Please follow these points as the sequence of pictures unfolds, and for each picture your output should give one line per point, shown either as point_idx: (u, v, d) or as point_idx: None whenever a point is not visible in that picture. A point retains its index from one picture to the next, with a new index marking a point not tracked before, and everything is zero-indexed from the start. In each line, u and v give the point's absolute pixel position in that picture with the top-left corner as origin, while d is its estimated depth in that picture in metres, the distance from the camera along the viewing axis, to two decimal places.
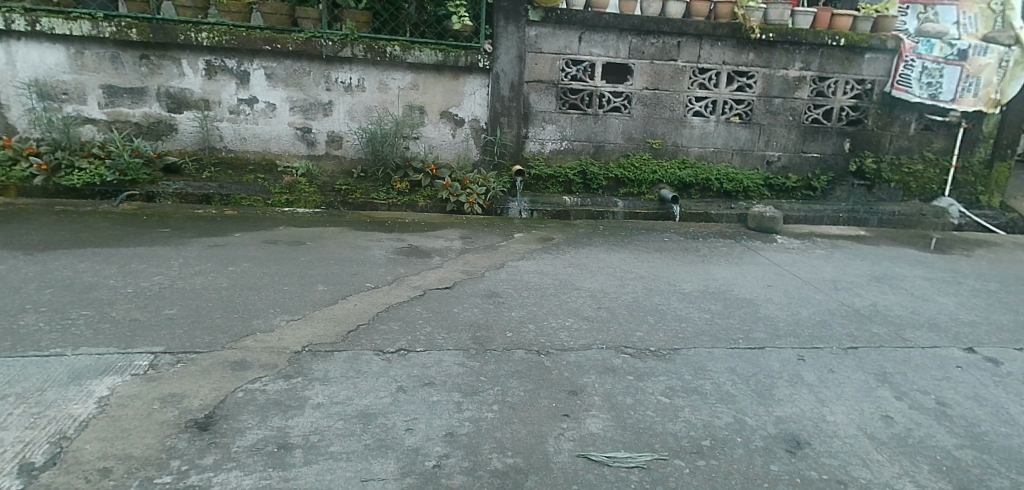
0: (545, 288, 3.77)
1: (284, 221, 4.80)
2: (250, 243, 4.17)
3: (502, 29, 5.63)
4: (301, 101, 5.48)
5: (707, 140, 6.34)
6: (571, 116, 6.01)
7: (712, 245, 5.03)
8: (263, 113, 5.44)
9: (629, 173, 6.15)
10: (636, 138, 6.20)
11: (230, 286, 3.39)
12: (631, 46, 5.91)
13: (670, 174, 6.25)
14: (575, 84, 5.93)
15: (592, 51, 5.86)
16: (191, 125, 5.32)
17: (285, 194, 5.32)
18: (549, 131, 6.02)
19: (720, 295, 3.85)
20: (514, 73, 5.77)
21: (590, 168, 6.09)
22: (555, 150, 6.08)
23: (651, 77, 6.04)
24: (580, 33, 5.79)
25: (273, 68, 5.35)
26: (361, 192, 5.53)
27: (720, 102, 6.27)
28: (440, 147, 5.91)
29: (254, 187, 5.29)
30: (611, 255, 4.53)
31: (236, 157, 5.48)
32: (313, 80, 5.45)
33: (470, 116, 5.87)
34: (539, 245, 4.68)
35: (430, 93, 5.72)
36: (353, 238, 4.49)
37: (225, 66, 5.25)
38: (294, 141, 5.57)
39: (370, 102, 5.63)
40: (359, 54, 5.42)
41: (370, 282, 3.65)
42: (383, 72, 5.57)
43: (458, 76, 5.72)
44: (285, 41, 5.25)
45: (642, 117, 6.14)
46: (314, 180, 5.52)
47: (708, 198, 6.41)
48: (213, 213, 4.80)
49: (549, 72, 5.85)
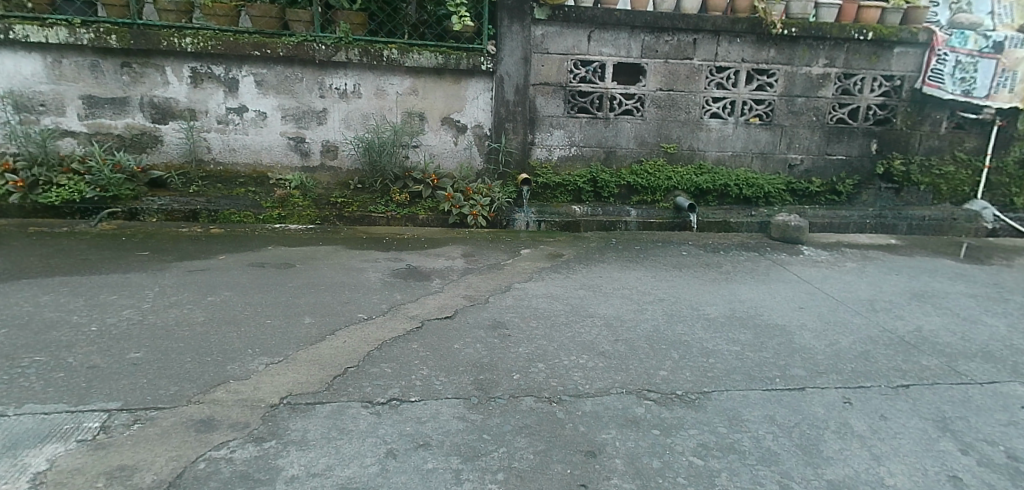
0: (556, 316, 3.41)
1: (274, 239, 4.46)
2: (235, 266, 3.84)
3: (507, 28, 5.27)
4: (293, 109, 5.16)
5: (725, 144, 5.95)
6: (580, 121, 5.65)
7: (734, 260, 4.65)
8: (252, 122, 5.12)
9: (643, 180, 5.78)
10: (650, 142, 5.83)
11: (207, 321, 3.07)
12: (644, 44, 5.54)
13: (686, 180, 5.87)
14: (584, 86, 5.56)
15: (602, 51, 5.49)
16: (177, 136, 5.01)
17: (277, 208, 4.99)
18: (556, 137, 5.65)
19: (749, 322, 3.49)
20: (519, 75, 5.41)
21: (601, 175, 5.72)
22: (564, 157, 5.73)
23: (666, 77, 5.66)
24: (590, 31, 5.42)
25: (263, 74, 5.02)
26: (357, 204, 5.20)
27: (739, 103, 5.87)
28: (442, 156, 5.57)
29: (244, 201, 4.97)
30: (626, 273, 4.17)
31: (225, 170, 5.17)
32: (305, 86, 5.12)
33: (473, 122, 5.52)
34: (547, 263, 4.33)
35: (430, 98, 5.38)
36: (347, 259, 4.15)
37: (211, 73, 4.93)
38: (287, 152, 5.24)
39: (367, 109, 5.29)
40: (354, 58, 5.08)
41: (363, 312, 3.31)
42: (380, 77, 5.23)
43: (460, 80, 5.38)
44: (274, 46, 4.92)
45: (656, 120, 5.77)
46: (308, 193, 5.19)
47: (726, 205, 6.03)
48: (198, 232, 4.48)
49: (557, 74, 5.48)
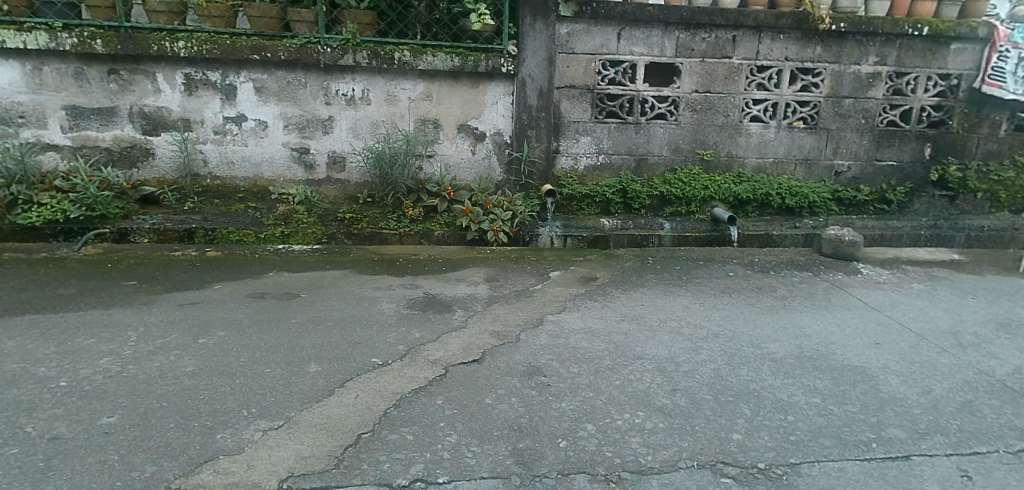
0: (599, 358, 2.95)
1: (277, 263, 4.02)
2: (230, 299, 3.40)
3: (529, 27, 4.81)
4: (297, 117, 4.73)
5: (766, 149, 5.47)
6: (608, 126, 5.18)
7: (788, 282, 4.16)
8: (252, 132, 4.69)
9: (676, 189, 5.32)
10: (684, 149, 5.36)
11: (195, 371, 2.63)
12: (679, 43, 5.07)
13: (723, 189, 5.39)
14: (613, 88, 5.09)
15: (634, 50, 5.02)
16: (170, 149, 4.59)
17: (280, 226, 4.55)
18: (583, 144, 5.19)
19: (820, 364, 3.02)
20: (543, 77, 4.95)
21: (631, 185, 5.26)
22: (591, 166, 5.27)
23: (702, 78, 5.18)
24: (620, 29, 4.95)
25: (263, 80, 4.59)
26: (368, 220, 4.75)
27: (782, 105, 5.37)
28: (459, 167, 5.12)
29: (245, 218, 4.54)
30: (671, 301, 3.70)
31: (224, 185, 4.76)
32: (310, 92, 4.69)
33: (492, 129, 5.06)
34: (581, 288, 3.86)
35: (445, 104, 4.93)
36: (357, 287, 3.70)
37: (207, 80, 4.51)
38: (290, 164, 4.83)
39: (377, 117, 4.85)
40: (363, 61, 4.64)
41: (376, 355, 2.86)
42: (391, 81, 4.79)
43: (478, 83, 4.92)
44: (275, 49, 4.49)
45: (691, 125, 5.30)
46: (314, 208, 4.76)
47: (767, 217, 5.54)
48: (192, 256, 4.04)
49: (583, 76, 5.02)
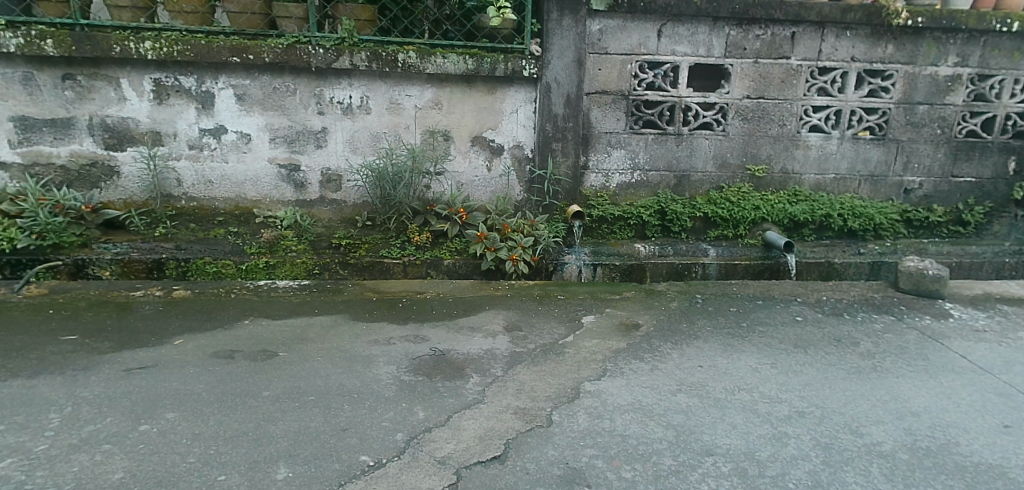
0: (658, 454, 2.25)
1: (255, 304, 3.37)
2: (191, 360, 2.76)
3: (555, 23, 4.12)
4: (285, 129, 4.09)
5: (825, 164, 4.76)
6: (645, 138, 4.49)
7: (870, 332, 3.44)
8: (233, 147, 4.06)
9: (723, 210, 4.60)
10: (732, 164, 4.66)
11: (125, 482, 1.98)
12: (728, 41, 4.36)
13: (777, 209, 4.67)
14: (651, 94, 4.39)
15: (676, 50, 4.33)
16: (136, 166, 3.96)
17: (265, 255, 3.91)
18: (615, 159, 4.50)
19: (946, 463, 2.31)
20: (571, 82, 4.25)
21: (671, 205, 4.56)
22: (624, 184, 4.58)
23: (754, 82, 4.48)
24: (660, 25, 4.25)
25: (246, 86, 3.96)
26: (366, 247, 4.09)
27: (847, 112, 4.65)
28: (472, 185, 4.47)
29: (225, 247, 3.90)
30: (734, 360, 3.00)
31: (201, 208, 4.14)
32: (300, 101, 4.05)
33: (511, 142, 4.38)
34: (622, 341, 3.16)
35: (457, 113, 4.26)
36: (349, 340, 3.03)
37: (179, 86, 3.88)
38: (277, 183, 4.19)
39: (378, 128, 4.21)
40: (361, 64, 3.98)
41: (365, 452, 2.19)
42: (394, 86, 4.13)
43: (495, 89, 4.24)
44: (259, 50, 3.85)
45: (741, 136, 4.60)
46: (305, 234, 4.11)
47: (826, 241, 4.82)
48: (155, 296, 3.39)
49: (617, 80, 4.33)
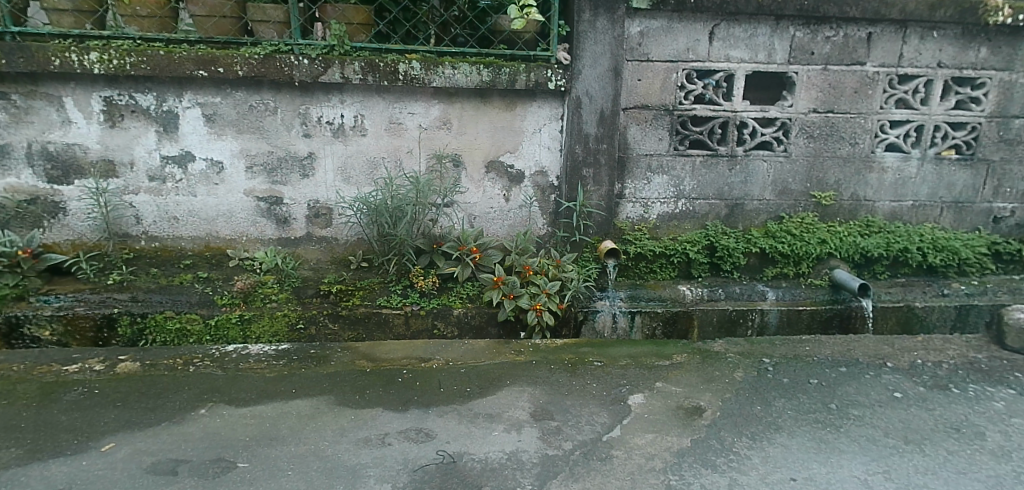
0: None
1: (218, 383, 2.70)
2: (119, 479, 2.08)
3: (588, 24, 3.42)
4: (264, 156, 3.43)
5: (903, 189, 4.04)
6: (692, 160, 3.79)
7: (993, 418, 2.71)
8: (201, 177, 3.40)
9: (784, 245, 3.89)
10: (794, 190, 3.97)
11: None
12: (793, 44, 3.67)
13: (847, 243, 3.95)
14: (700, 109, 3.71)
15: (730, 56, 3.64)
16: (85, 202, 3.31)
17: (238, 307, 3.24)
18: (655, 186, 3.81)
19: None
20: (606, 96, 3.55)
21: (722, 240, 3.87)
22: (667, 214, 3.89)
23: (823, 93, 3.80)
24: (713, 26, 3.57)
25: (216, 105, 3.30)
26: (361, 296, 3.41)
27: (930, 128, 3.92)
28: (487, 217, 3.78)
29: (191, 297, 3.24)
30: (834, 469, 2.30)
31: (165, 249, 3.49)
32: (281, 121, 3.39)
33: (534, 167, 3.70)
34: (683, 435, 2.46)
35: (470, 133, 3.58)
36: (333, 440, 2.35)
37: (135, 106, 3.22)
38: (255, 219, 3.52)
39: (376, 153, 3.54)
40: (354, 77, 3.31)
41: None
42: (395, 103, 3.47)
43: (515, 104, 3.56)
44: (230, 62, 3.18)
45: (805, 157, 3.91)
46: (287, 279, 3.44)
47: (902, 280, 4.08)
48: (95, 371, 2.72)
49: (660, 92, 3.63)
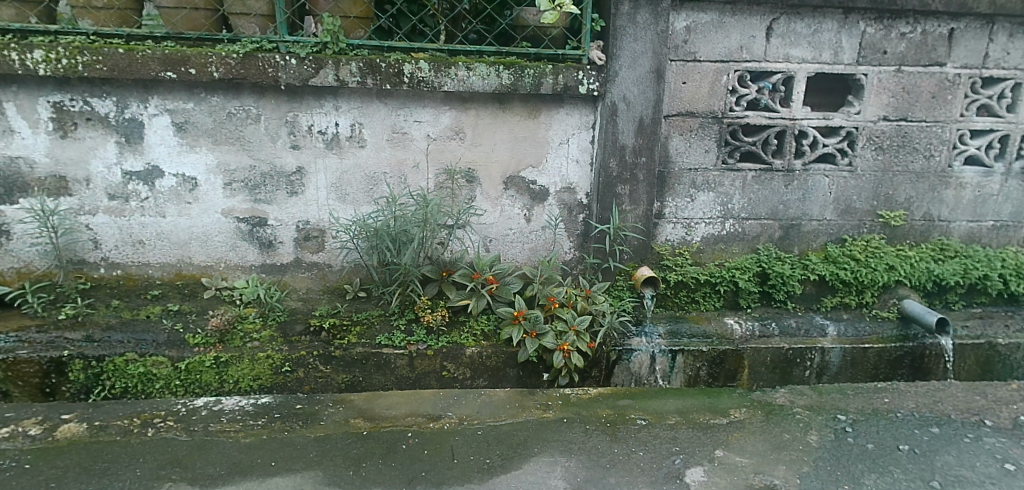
0: None
1: (179, 454, 2.19)
2: None
3: (626, 17, 2.93)
4: (245, 170, 2.94)
5: (982, 208, 3.57)
6: (742, 176, 3.32)
7: None
8: (171, 195, 2.91)
9: (847, 272, 3.38)
10: (858, 209, 3.49)
11: None
12: (863, 41, 3.22)
13: (918, 269, 3.44)
14: (754, 116, 3.25)
15: (790, 55, 3.19)
16: (31, 225, 2.83)
17: (214, 348, 2.73)
18: (700, 205, 3.33)
19: None
20: (645, 102, 3.06)
21: (775, 265, 3.37)
22: (712, 237, 3.40)
23: (895, 99, 3.34)
24: (771, 21, 3.11)
25: (188, 112, 2.81)
26: (358, 333, 2.91)
27: (1016, 139, 3.46)
28: (505, 241, 3.29)
29: (158, 336, 2.73)
30: None
31: (130, 277, 2.99)
32: (265, 131, 2.90)
33: (560, 183, 3.21)
34: None
35: (486, 144, 3.09)
36: None
37: (91, 112, 2.74)
38: (235, 244, 3.03)
39: (377, 167, 3.05)
40: (352, 80, 2.82)
41: None
42: (399, 109, 2.97)
43: (538, 111, 3.07)
44: (203, 61, 2.69)
45: (871, 172, 3.44)
46: (271, 313, 2.94)
47: (979, 311, 3.55)
48: (28, 439, 2.22)
49: (708, 97, 3.17)
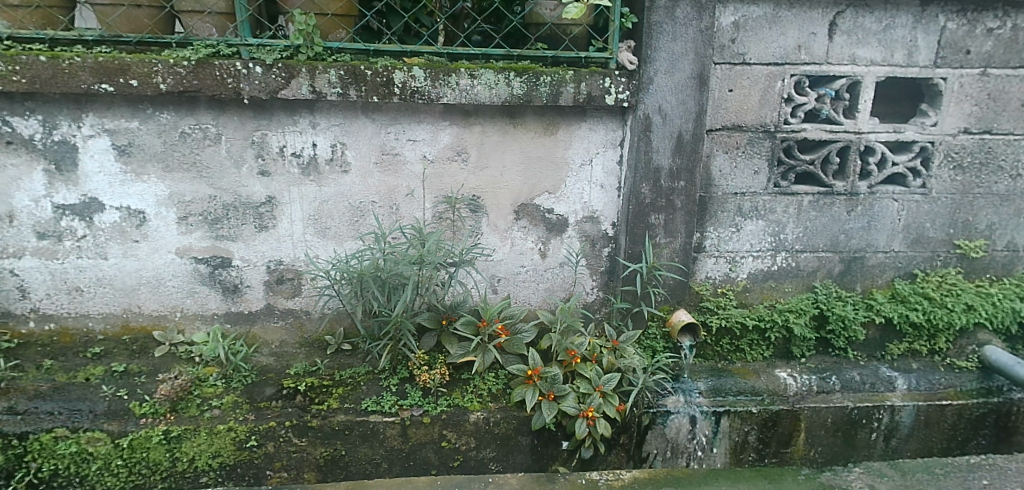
0: None
1: None
2: None
3: (663, 11, 2.40)
4: (203, 203, 2.44)
5: None
6: (797, 200, 2.79)
7: None
8: (114, 232, 2.42)
9: (919, 314, 2.86)
10: (931, 238, 2.95)
11: None
12: (944, 39, 2.66)
13: (1002, 310, 2.91)
14: (813, 130, 2.71)
15: (857, 56, 2.64)
16: None
17: (164, 419, 2.22)
18: (746, 236, 2.81)
19: None
20: (685, 114, 2.54)
21: (834, 307, 2.86)
22: (760, 273, 2.88)
23: (979, 107, 2.78)
24: (836, 15, 2.57)
25: (132, 132, 2.31)
26: (341, 396, 2.40)
27: None
28: (516, 279, 2.78)
29: (95, 405, 2.23)
30: None
31: (65, 332, 2.50)
32: (226, 154, 2.39)
33: (581, 212, 2.69)
34: None
35: (494, 166, 2.58)
36: None
37: (11, 134, 2.24)
38: (193, 289, 2.55)
39: (363, 196, 2.54)
40: (330, 91, 2.31)
41: None
42: (390, 126, 2.46)
43: (556, 128, 2.55)
44: (147, 70, 2.19)
45: (948, 195, 2.89)
46: (236, 373, 2.44)
47: None
48: None
49: (758, 107, 2.63)
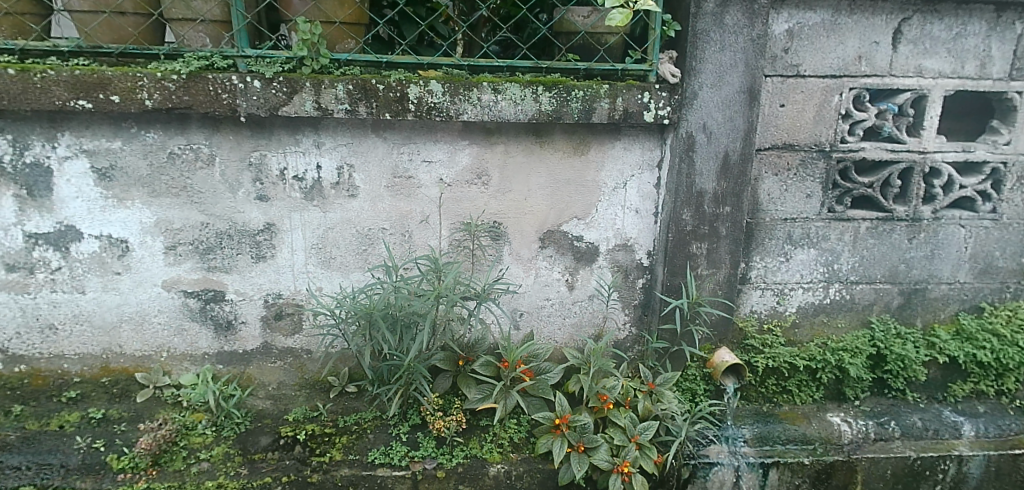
0: None
1: None
2: None
3: (711, 18, 2.14)
4: (195, 230, 2.19)
5: None
6: (853, 226, 2.51)
7: None
8: (94, 263, 2.17)
9: (988, 353, 2.56)
10: (1000, 268, 2.66)
11: None
12: (1020, 48, 2.39)
13: None
14: (873, 150, 2.43)
15: (923, 67, 2.36)
16: None
17: (145, 476, 1.95)
18: (797, 266, 2.54)
19: None
20: (733, 132, 2.27)
21: (894, 344, 2.56)
22: (811, 306, 2.61)
23: None
24: (901, 22, 2.31)
25: (115, 152, 2.06)
26: (345, 447, 2.13)
27: None
28: (541, 314, 2.51)
29: (67, 459, 1.96)
30: None
31: (37, 375, 2.24)
32: (220, 177, 2.14)
33: (614, 239, 2.42)
34: None
35: (517, 189, 2.31)
36: None
37: None
38: (182, 326, 2.29)
39: (372, 222, 2.28)
40: (337, 107, 2.05)
41: None
42: (403, 145, 2.20)
43: (587, 146, 2.29)
44: (132, 85, 1.94)
45: (1020, 221, 2.61)
46: (227, 420, 2.17)
47: None
48: None
49: (813, 124, 2.35)
